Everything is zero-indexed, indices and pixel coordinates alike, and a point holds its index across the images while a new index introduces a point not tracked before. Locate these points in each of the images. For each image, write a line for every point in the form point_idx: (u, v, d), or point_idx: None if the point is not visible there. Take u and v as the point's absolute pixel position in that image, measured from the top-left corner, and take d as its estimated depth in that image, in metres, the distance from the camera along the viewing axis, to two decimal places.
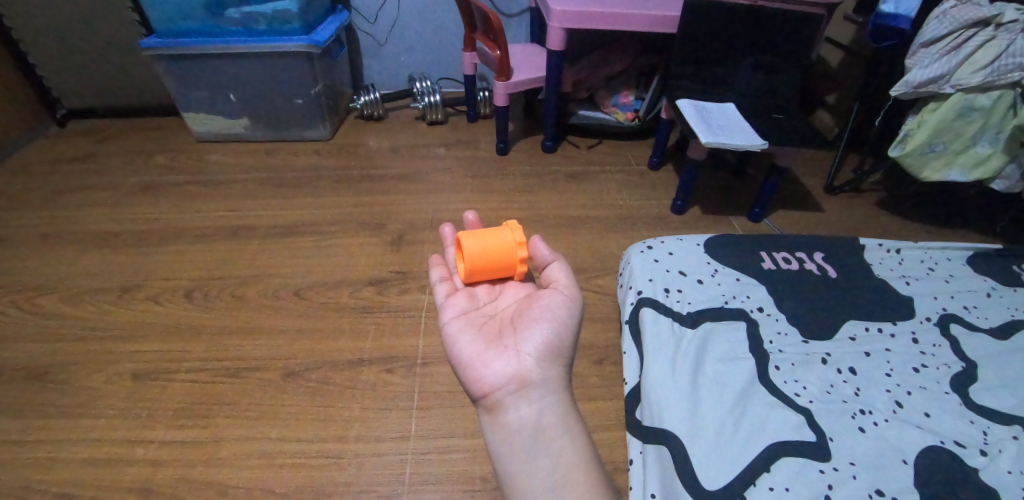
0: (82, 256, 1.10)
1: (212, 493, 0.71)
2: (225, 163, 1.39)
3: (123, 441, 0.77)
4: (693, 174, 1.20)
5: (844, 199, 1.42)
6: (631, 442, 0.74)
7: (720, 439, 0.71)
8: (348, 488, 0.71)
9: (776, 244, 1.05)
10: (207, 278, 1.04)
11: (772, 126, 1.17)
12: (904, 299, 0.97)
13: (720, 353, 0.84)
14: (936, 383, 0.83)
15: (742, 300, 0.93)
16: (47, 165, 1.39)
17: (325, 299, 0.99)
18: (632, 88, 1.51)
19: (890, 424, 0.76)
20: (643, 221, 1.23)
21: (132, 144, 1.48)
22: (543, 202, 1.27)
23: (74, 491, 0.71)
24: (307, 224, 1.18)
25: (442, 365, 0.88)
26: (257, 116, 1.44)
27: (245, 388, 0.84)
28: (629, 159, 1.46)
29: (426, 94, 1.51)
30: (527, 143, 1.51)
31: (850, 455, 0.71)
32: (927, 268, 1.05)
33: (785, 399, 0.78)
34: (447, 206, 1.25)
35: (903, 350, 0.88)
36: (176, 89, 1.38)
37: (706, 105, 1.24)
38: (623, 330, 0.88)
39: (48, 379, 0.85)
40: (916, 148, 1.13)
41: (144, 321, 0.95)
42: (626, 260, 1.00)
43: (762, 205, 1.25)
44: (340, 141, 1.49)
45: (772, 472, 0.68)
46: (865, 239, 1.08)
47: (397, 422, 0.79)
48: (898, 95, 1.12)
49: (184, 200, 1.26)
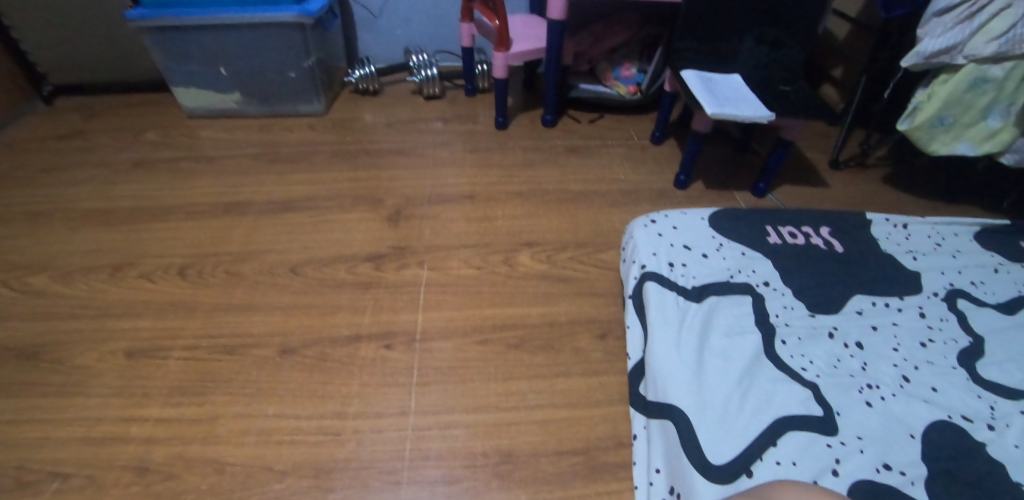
0: (74, 234, 1.07)
1: (209, 471, 0.70)
2: (218, 139, 1.36)
3: (118, 420, 0.76)
4: (696, 147, 1.17)
5: (850, 174, 1.40)
6: (635, 417, 0.76)
7: (726, 414, 0.70)
8: (348, 465, 0.70)
9: (782, 219, 1.03)
10: (202, 255, 1.02)
11: (778, 98, 1.14)
12: (911, 274, 0.95)
13: (725, 326, 0.83)
14: (943, 358, 0.81)
15: (747, 274, 0.91)
16: (35, 142, 1.36)
17: (321, 275, 0.97)
18: (635, 60, 1.46)
19: (898, 399, 0.74)
20: (646, 196, 1.20)
21: (122, 120, 1.44)
22: (544, 177, 1.24)
23: (70, 470, 0.70)
24: (303, 200, 1.16)
25: (442, 340, 0.86)
26: (249, 91, 1.40)
27: (242, 365, 0.82)
28: (631, 133, 1.43)
29: (423, 67, 1.46)
30: (527, 118, 1.47)
31: (857, 430, 0.70)
32: (935, 243, 1.03)
33: (791, 373, 0.77)
34: (446, 181, 1.22)
35: (911, 324, 0.87)
36: (165, 63, 1.33)
37: (711, 76, 1.20)
38: (628, 305, 0.89)
39: (41, 358, 0.84)
40: (925, 121, 1.10)
41: (138, 299, 0.93)
42: (629, 235, 0.99)
43: (767, 179, 1.22)
44: (334, 116, 1.46)
45: (778, 446, 0.67)
46: (871, 214, 1.06)
47: (396, 398, 0.78)
48: (908, 66, 1.09)
49: (176, 176, 1.23)
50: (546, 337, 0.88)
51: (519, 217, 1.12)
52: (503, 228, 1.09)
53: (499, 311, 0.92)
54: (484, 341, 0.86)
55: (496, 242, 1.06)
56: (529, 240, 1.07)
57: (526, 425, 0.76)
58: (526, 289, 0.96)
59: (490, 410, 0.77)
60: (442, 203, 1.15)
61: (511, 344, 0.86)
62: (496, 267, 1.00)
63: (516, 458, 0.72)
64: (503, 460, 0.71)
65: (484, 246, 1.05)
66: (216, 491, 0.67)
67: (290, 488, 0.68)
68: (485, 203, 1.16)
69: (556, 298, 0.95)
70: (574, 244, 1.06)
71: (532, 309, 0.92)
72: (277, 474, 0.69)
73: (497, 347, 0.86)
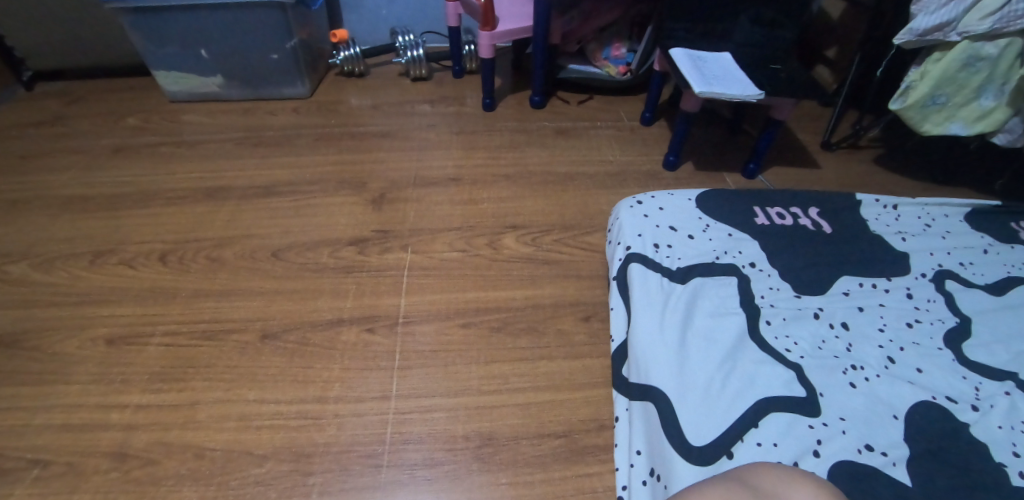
0: (53, 221, 1.05)
1: (189, 456, 0.69)
2: (200, 123, 1.33)
3: (96, 407, 0.75)
4: (685, 127, 1.15)
5: (842, 155, 1.38)
6: (618, 399, 0.76)
7: (707, 396, 0.70)
8: (328, 449, 0.70)
9: (770, 199, 1.02)
10: (183, 240, 1.01)
11: (769, 77, 1.11)
12: (900, 255, 0.94)
13: (709, 308, 0.82)
14: (929, 339, 0.81)
15: (734, 256, 0.91)
16: (14, 128, 1.33)
17: (304, 260, 0.96)
18: (625, 39, 1.43)
19: (881, 380, 0.74)
20: (634, 178, 1.19)
21: (103, 105, 1.41)
22: (531, 159, 1.23)
23: (50, 456, 0.69)
24: (286, 184, 1.14)
25: (424, 323, 0.86)
26: (232, 73, 1.37)
27: (222, 350, 0.81)
28: (621, 115, 1.41)
29: (408, 48, 1.43)
30: (515, 99, 1.45)
31: (840, 411, 0.70)
32: (924, 224, 1.02)
33: (775, 354, 0.76)
34: (432, 164, 1.20)
35: (897, 305, 0.86)
36: (144, 46, 1.30)
37: (700, 54, 1.17)
38: (612, 286, 0.88)
39: (20, 346, 0.82)
40: (917, 100, 1.08)
41: (118, 285, 0.92)
42: (615, 216, 0.98)
43: (757, 159, 1.21)
44: (319, 99, 1.43)
45: (760, 428, 0.67)
46: (861, 195, 1.05)
47: (378, 382, 0.77)
48: (901, 43, 1.05)
49: (158, 162, 1.21)
50: (531, 320, 0.87)
51: (506, 200, 1.11)
52: (489, 210, 1.08)
53: (483, 294, 0.91)
54: (467, 324, 0.86)
55: (481, 225, 1.04)
56: (515, 222, 1.05)
57: (508, 408, 0.75)
58: (511, 272, 0.95)
59: (472, 393, 0.77)
60: (427, 186, 1.14)
61: (495, 327, 0.86)
62: (481, 250, 0.99)
63: (497, 441, 0.72)
64: (484, 443, 0.71)
65: (469, 229, 1.03)
66: (196, 476, 0.67)
67: (269, 473, 0.68)
68: (471, 185, 1.14)
69: (541, 281, 0.94)
70: (560, 226, 1.05)
71: (517, 292, 0.92)
72: (257, 459, 0.69)
73: (480, 329, 0.85)
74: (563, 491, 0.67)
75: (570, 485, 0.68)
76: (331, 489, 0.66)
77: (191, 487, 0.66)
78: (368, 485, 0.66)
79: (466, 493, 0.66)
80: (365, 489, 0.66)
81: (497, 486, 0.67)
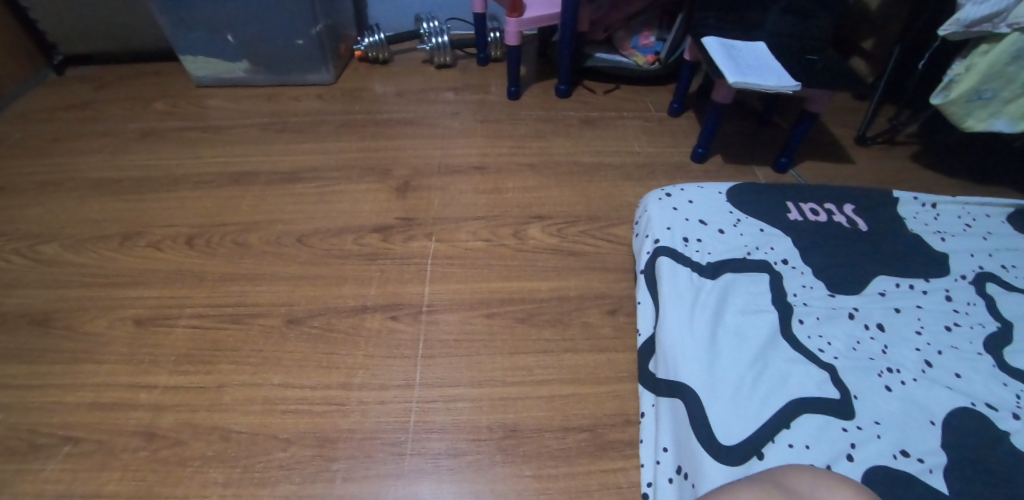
0: (84, 203, 1.07)
1: (215, 437, 0.70)
2: (226, 108, 1.34)
3: (126, 387, 0.76)
4: (716, 119, 1.12)
5: (877, 150, 1.33)
6: (644, 395, 0.74)
7: (738, 395, 0.68)
8: (352, 436, 0.70)
9: (804, 195, 0.98)
10: (210, 224, 1.01)
11: (804, 67, 1.07)
12: (938, 256, 0.91)
13: (740, 305, 0.80)
14: (968, 343, 0.77)
15: (766, 252, 0.88)
16: (46, 111, 1.35)
17: (328, 246, 0.96)
18: (654, 27, 1.39)
19: (918, 384, 0.71)
20: (662, 170, 1.17)
21: (131, 90, 1.43)
22: (556, 149, 1.21)
23: (80, 434, 0.71)
24: (309, 170, 1.14)
25: (448, 312, 0.85)
26: (257, 59, 1.37)
27: (248, 334, 0.82)
28: (648, 105, 1.38)
29: (433, 34, 1.41)
30: (540, 88, 1.43)
31: (875, 415, 0.67)
32: (964, 224, 0.98)
33: (808, 354, 0.74)
34: (456, 152, 1.19)
35: (935, 307, 0.83)
36: (171, 31, 1.31)
37: (733, 42, 1.13)
38: (640, 280, 0.86)
39: (53, 324, 0.84)
40: (961, 95, 1.03)
41: (146, 267, 0.93)
42: (642, 209, 0.96)
43: (789, 153, 1.17)
44: (343, 86, 1.43)
45: (792, 428, 0.65)
46: (899, 192, 1.01)
47: (401, 370, 0.77)
48: (946, 35, 1.00)
49: (184, 146, 1.22)
50: (555, 311, 0.86)
51: (531, 190, 1.09)
52: (513, 200, 1.06)
53: (508, 284, 0.90)
54: (492, 314, 0.85)
55: (505, 214, 1.03)
56: (540, 213, 1.04)
57: (532, 400, 0.75)
58: (536, 262, 0.94)
59: (496, 384, 0.76)
60: (451, 175, 1.12)
61: (519, 318, 0.85)
62: (505, 239, 0.98)
63: (521, 433, 0.71)
64: (508, 435, 0.71)
65: (493, 218, 1.02)
66: (222, 458, 0.68)
67: (294, 457, 0.68)
68: (496, 174, 1.13)
69: (567, 272, 0.92)
70: (586, 217, 1.03)
71: (541, 283, 0.90)
72: (282, 443, 0.69)
73: (505, 320, 0.84)
74: (587, 486, 0.66)
75: (595, 480, 0.67)
76: (354, 475, 0.66)
77: (217, 469, 0.67)
78: (391, 473, 0.66)
79: (489, 484, 0.66)
80: (389, 477, 0.66)
81: (521, 478, 0.67)
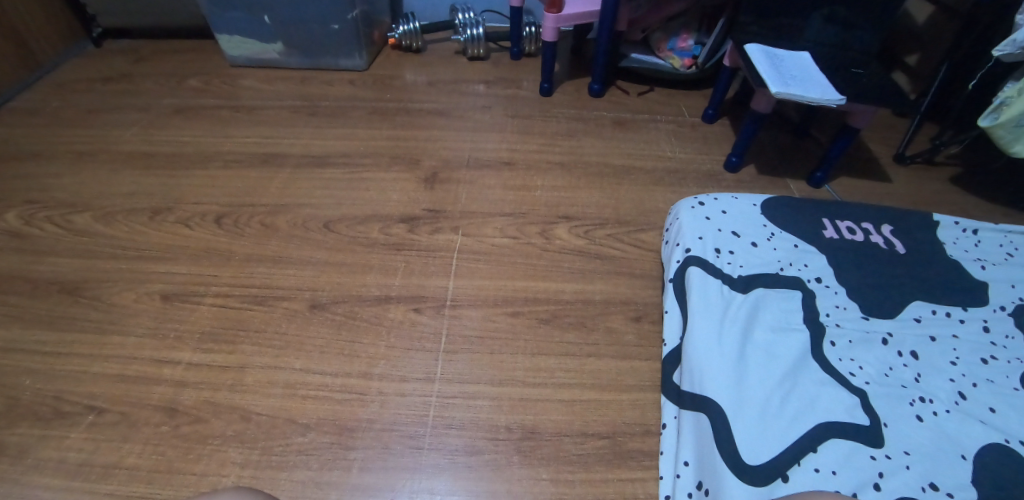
0: (116, 175, 1.08)
1: (235, 417, 0.70)
2: (258, 89, 1.35)
3: (151, 361, 0.76)
4: (752, 128, 1.09)
5: (915, 170, 1.29)
6: (666, 406, 0.73)
7: (765, 413, 0.66)
8: (370, 426, 0.69)
9: (841, 212, 0.94)
10: (239, 204, 1.02)
11: (848, 80, 1.03)
12: (977, 284, 0.86)
13: (770, 321, 0.78)
14: (1005, 377, 0.74)
15: (799, 268, 0.85)
16: (84, 82, 1.37)
17: (355, 233, 0.96)
18: (693, 30, 1.36)
19: (951, 416, 0.69)
20: (692, 177, 1.14)
21: (168, 66, 1.44)
22: (586, 148, 1.19)
23: (104, 404, 0.71)
24: (339, 155, 1.14)
25: (471, 308, 0.84)
26: (292, 41, 1.37)
27: (271, 316, 0.82)
28: (681, 109, 1.35)
29: (468, 26, 1.39)
30: (572, 86, 1.41)
31: (905, 444, 0.65)
32: (1006, 253, 0.93)
33: (838, 377, 0.72)
34: (485, 145, 1.18)
35: (972, 338, 0.79)
36: (209, 9, 1.31)
37: (776, 51, 1.10)
38: (667, 288, 0.85)
39: (81, 294, 0.85)
40: (1010, 119, 0.99)
41: (174, 243, 0.94)
42: (673, 216, 0.94)
43: (826, 168, 1.13)
44: (375, 73, 1.42)
45: (819, 452, 0.63)
46: (939, 215, 0.96)
47: (422, 364, 0.77)
48: (1000, 55, 0.96)
49: (217, 124, 1.22)
50: (579, 315, 0.85)
51: (559, 189, 1.08)
52: (541, 199, 1.05)
53: (533, 283, 0.89)
54: (515, 313, 0.84)
55: (532, 212, 1.02)
56: (568, 213, 1.02)
57: (552, 403, 0.74)
58: (561, 263, 0.92)
59: (516, 384, 0.75)
60: (480, 168, 1.12)
61: (543, 319, 0.84)
62: (532, 238, 0.97)
63: (539, 435, 0.70)
64: (526, 436, 0.70)
65: (521, 216, 1.01)
66: (241, 438, 0.68)
67: (312, 443, 0.68)
68: (525, 171, 1.12)
69: (592, 275, 0.91)
70: (614, 220, 1.02)
71: (566, 285, 0.89)
72: (301, 428, 0.69)
73: (529, 320, 0.83)
74: (604, 493, 0.65)
75: (611, 488, 0.66)
76: (371, 465, 0.66)
77: (236, 449, 0.67)
78: (407, 466, 0.66)
79: (505, 484, 0.65)
80: (405, 470, 0.66)
81: (538, 482, 0.66)
